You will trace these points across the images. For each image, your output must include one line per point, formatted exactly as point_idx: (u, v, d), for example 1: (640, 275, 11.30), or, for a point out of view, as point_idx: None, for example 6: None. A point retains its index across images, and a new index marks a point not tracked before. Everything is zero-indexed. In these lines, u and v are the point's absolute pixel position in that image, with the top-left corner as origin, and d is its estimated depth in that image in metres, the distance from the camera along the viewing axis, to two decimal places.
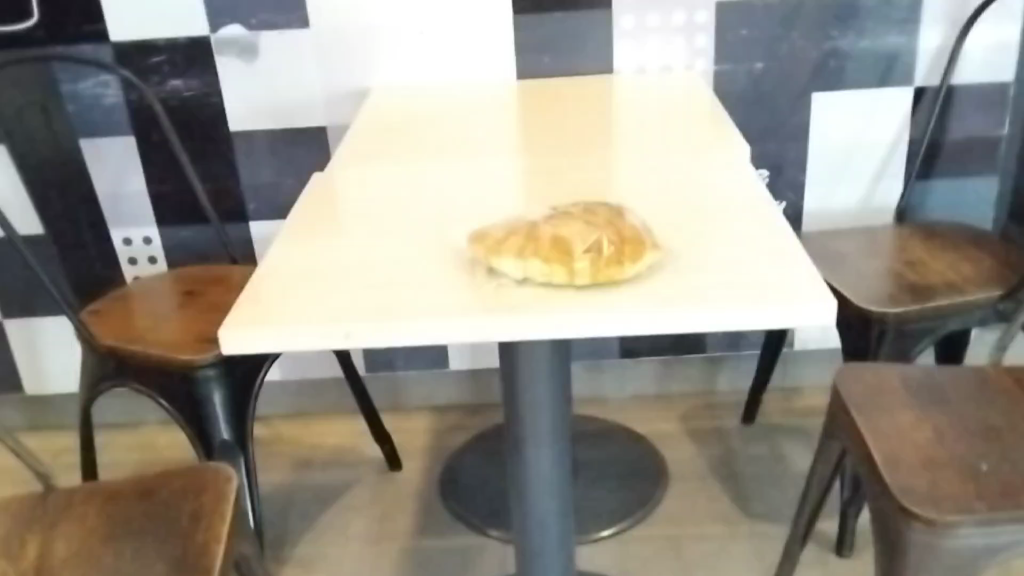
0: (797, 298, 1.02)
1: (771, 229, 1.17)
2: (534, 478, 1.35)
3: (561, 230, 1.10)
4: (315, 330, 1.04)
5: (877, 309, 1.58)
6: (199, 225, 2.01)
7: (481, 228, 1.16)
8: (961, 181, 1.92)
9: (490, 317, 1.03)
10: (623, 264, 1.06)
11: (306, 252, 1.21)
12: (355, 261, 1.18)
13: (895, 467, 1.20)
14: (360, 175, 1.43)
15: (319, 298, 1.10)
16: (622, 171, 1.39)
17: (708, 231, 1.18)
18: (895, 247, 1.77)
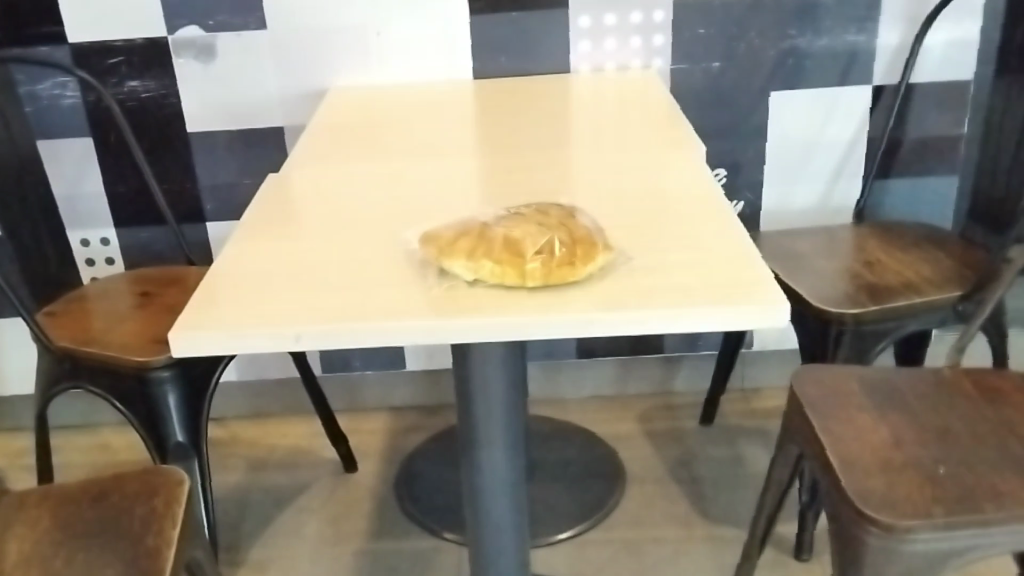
0: (750, 300, 1.02)
1: (725, 230, 1.17)
2: (486, 475, 1.36)
3: (514, 231, 1.09)
4: (262, 331, 1.02)
5: (836, 309, 1.58)
6: (155, 225, 1.99)
7: (433, 229, 1.15)
8: (920, 181, 1.93)
9: (441, 320, 1.01)
10: (576, 265, 1.05)
11: (256, 251, 1.18)
12: (306, 260, 1.16)
13: (853, 471, 1.20)
14: (314, 176, 1.41)
15: (267, 298, 1.08)
16: (578, 172, 1.39)
17: (663, 231, 1.18)
18: (854, 247, 1.78)
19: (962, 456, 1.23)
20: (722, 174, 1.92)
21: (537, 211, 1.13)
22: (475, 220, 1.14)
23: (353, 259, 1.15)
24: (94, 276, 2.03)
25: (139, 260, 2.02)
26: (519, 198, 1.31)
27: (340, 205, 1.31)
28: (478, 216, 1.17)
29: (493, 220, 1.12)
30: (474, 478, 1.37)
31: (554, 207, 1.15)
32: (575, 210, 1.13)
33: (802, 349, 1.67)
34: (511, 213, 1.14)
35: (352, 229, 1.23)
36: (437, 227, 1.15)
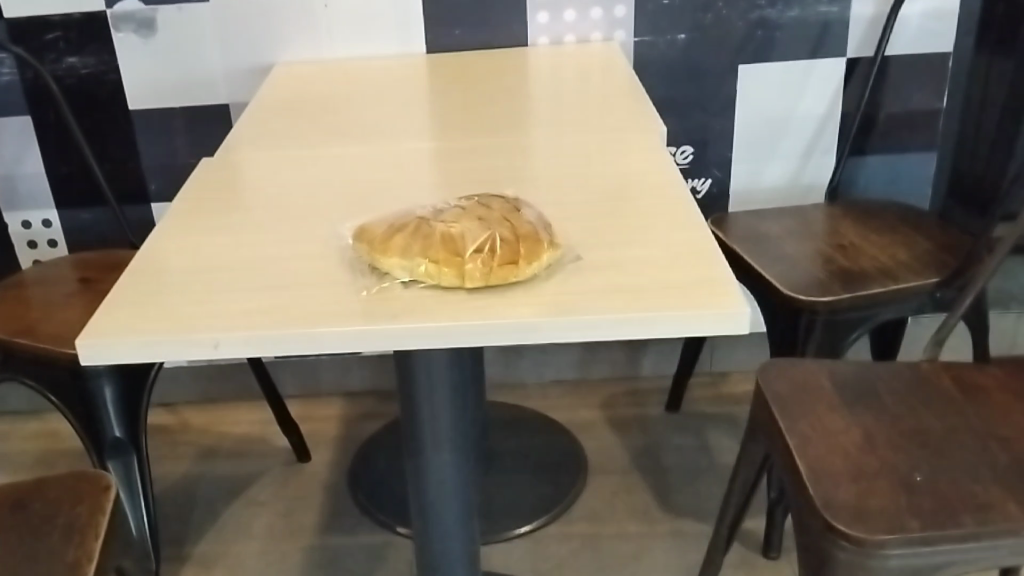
0: (706, 301, 0.94)
1: (683, 221, 1.09)
2: (435, 481, 1.34)
3: (453, 227, 1.01)
4: (177, 336, 0.93)
5: (807, 298, 1.52)
6: (97, 206, 1.90)
7: (369, 222, 1.07)
8: (899, 158, 1.86)
9: (370, 323, 0.93)
10: (520, 264, 0.97)
11: (178, 247, 1.09)
12: (232, 255, 1.07)
13: (824, 482, 1.16)
14: (253, 162, 1.32)
15: (186, 298, 0.99)
16: (531, 157, 1.31)
17: (617, 223, 1.10)
18: (827, 229, 1.71)
19: (937, 461, 1.19)
20: (690, 151, 1.84)
21: (480, 203, 1.05)
22: (414, 213, 1.05)
23: (283, 254, 1.07)
24: (35, 259, 1.94)
25: (80, 243, 1.92)
26: (466, 185, 1.23)
27: (275, 195, 1.22)
28: (419, 208, 1.09)
29: (432, 215, 1.04)
30: (423, 485, 1.34)
31: (500, 198, 1.07)
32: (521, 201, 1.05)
33: (773, 338, 1.61)
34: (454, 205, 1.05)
35: (286, 221, 1.15)
36: (374, 220, 1.07)
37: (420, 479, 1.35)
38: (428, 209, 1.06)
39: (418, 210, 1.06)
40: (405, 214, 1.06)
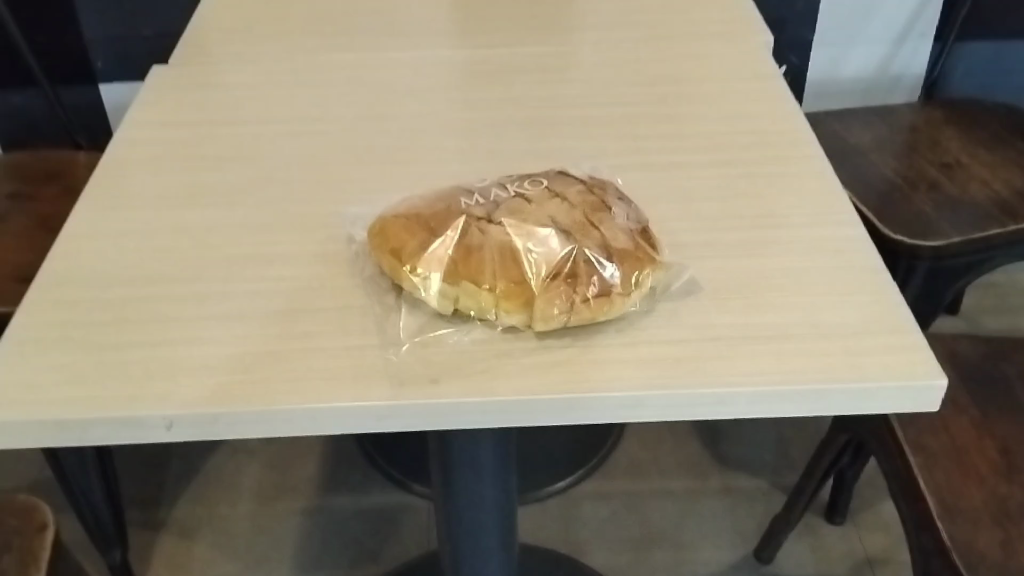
0: (875, 369, 0.65)
1: (820, 211, 0.79)
2: (468, 530, 1.14)
3: (517, 235, 0.70)
4: (113, 411, 0.63)
5: (908, 240, 1.23)
6: (30, 91, 1.56)
7: (391, 210, 0.77)
8: (997, 46, 1.56)
9: (397, 397, 0.64)
10: (612, 299, 0.68)
11: (116, 235, 0.79)
12: (198, 257, 0.77)
13: (957, 518, 0.92)
14: (232, 86, 1.01)
15: (128, 336, 0.69)
16: (594, 86, 1.00)
17: (730, 204, 0.81)
18: (924, 142, 1.40)
19: None
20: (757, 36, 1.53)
21: (551, 190, 0.74)
22: (455, 202, 0.74)
23: (273, 254, 0.77)
24: None
25: (24, 134, 1.61)
26: (515, 128, 0.93)
27: (259, 143, 0.91)
28: (458, 186, 0.78)
29: (483, 209, 0.73)
30: (454, 532, 1.15)
31: (575, 179, 0.76)
32: (607, 189, 0.75)
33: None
34: (513, 193, 0.75)
35: (273, 191, 0.84)
36: (397, 207, 0.77)
37: (449, 527, 1.15)
38: (473, 195, 0.75)
39: (461, 197, 0.75)
40: (440, 202, 0.75)
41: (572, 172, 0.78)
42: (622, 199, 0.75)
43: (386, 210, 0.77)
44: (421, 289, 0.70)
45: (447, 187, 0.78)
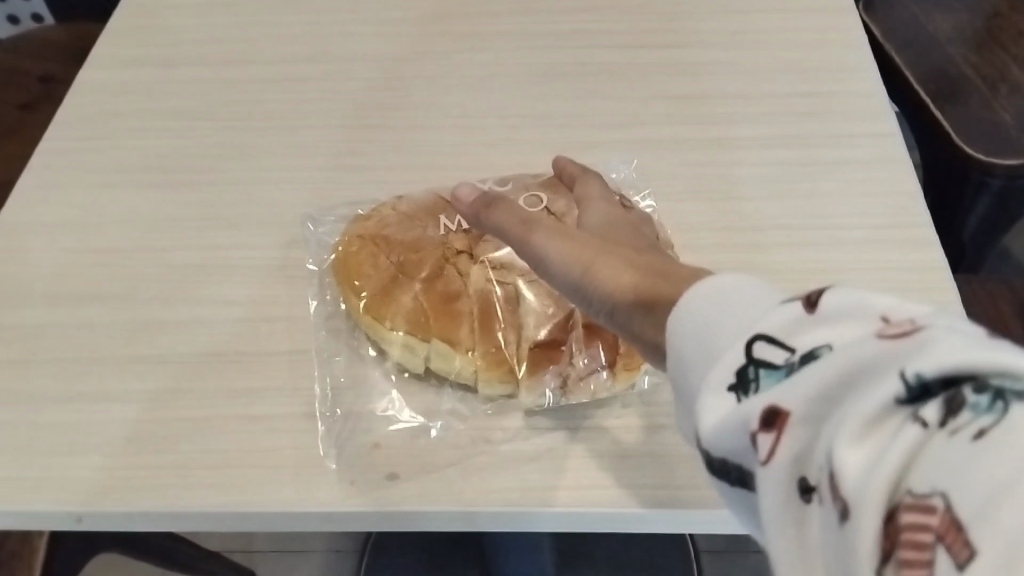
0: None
1: (891, 223, 0.64)
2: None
3: (503, 286, 0.58)
4: (8, 503, 0.55)
5: (979, 153, 0.89)
6: None
7: (357, 222, 0.63)
8: None
9: (345, 499, 0.53)
10: (617, 374, 0.56)
11: (56, 237, 0.68)
12: (144, 274, 0.65)
13: None
14: (228, 6, 0.87)
15: (47, 391, 0.60)
16: (653, 11, 0.84)
17: (792, 208, 0.65)
18: (1006, 31, 1.04)
19: None
20: None
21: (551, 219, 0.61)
22: (433, 226, 0.61)
23: (231, 271, 0.65)
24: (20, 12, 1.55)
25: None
26: (545, 76, 0.77)
27: (232, 96, 0.77)
28: (446, 193, 0.65)
29: (464, 242, 0.60)
30: None
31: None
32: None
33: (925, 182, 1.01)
34: (506, 220, 0.61)
35: (241, 175, 0.71)
36: (364, 219, 0.63)
37: None
38: (456, 217, 0.62)
39: (441, 217, 0.62)
40: (416, 222, 0.62)
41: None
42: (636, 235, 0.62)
43: (351, 221, 0.64)
44: (386, 340, 0.58)
45: (430, 194, 0.65)
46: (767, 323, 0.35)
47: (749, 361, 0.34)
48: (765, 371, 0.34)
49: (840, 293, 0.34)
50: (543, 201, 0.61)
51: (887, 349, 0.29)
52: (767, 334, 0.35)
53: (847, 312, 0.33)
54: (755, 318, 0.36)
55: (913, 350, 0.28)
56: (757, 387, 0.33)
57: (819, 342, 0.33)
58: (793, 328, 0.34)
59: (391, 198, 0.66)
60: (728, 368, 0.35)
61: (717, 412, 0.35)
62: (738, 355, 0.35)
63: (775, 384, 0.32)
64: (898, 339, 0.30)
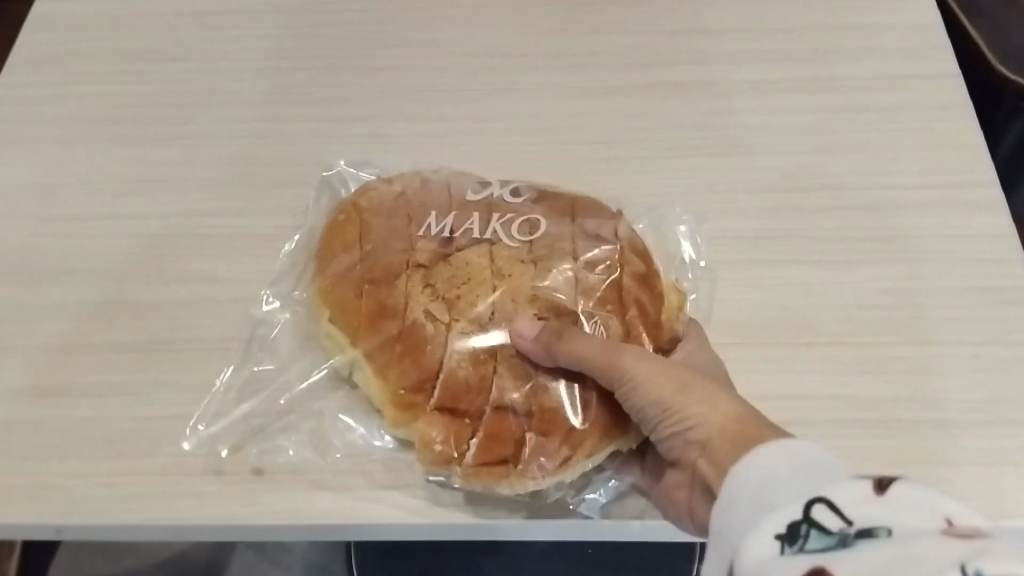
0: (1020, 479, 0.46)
1: (950, 181, 0.59)
2: None
3: (435, 323, 0.48)
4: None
5: (1016, 75, 0.78)
6: None
7: (364, 194, 0.55)
8: None
9: (339, 516, 0.47)
10: (514, 468, 0.46)
11: (25, 205, 0.61)
12: (117, 248, 0.59)
13: None
14: None
15: (7, 382, 0.53)
16: None
17: (835, 166, 0.60)
18: None
19: None
20: None
21: (531, 254, 0.51)
22: (419, 222, 0.52)
23: (214, 243, 0.59)
24: None
25: None
26: (558, 9, 0.70)
27: (215, 39, 0.70)
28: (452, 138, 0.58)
29: (430, 255, 0.51)
30: None
31: (596, 239, 0.52)
32: (623, 280, 0.51)
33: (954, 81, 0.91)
34: (486, 236, 0.52)
35: (227, 129, 0.65)
36: (369, 192, 0.55)
37: None
38: (444, 218, 0.52)
39: (431, 214, 0.53)
40: (407, 211, 0.53)
41: (603, 220, 0.53)
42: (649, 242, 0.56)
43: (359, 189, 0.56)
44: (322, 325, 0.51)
45: (445, 180, 0.55)
46: (833, 489, 0.34)
47: (802, 520, 0.34)
48: (816, 533, 0.33)
49: (911, 485, 0.33)
50: (533, 234, 0.52)
51: (947, 551, 0.29)
52: (829, 500, 0.34)
53: (915, 503, 0.32)
54: (818, 486, 0.36)
55: (978, 552, 0.28)
56: (804, 546, 0.32)
57: (880, 522, 0.32)
58: (850, 497, 0.33)
59: (413, 172, 0.57)
60: (779, 519, 0.34)
61: (752, 554, 0.34)
62: (794, 510, 0.34)
63: (822, 547, 0.32)
64: (959, 545, 0.29)
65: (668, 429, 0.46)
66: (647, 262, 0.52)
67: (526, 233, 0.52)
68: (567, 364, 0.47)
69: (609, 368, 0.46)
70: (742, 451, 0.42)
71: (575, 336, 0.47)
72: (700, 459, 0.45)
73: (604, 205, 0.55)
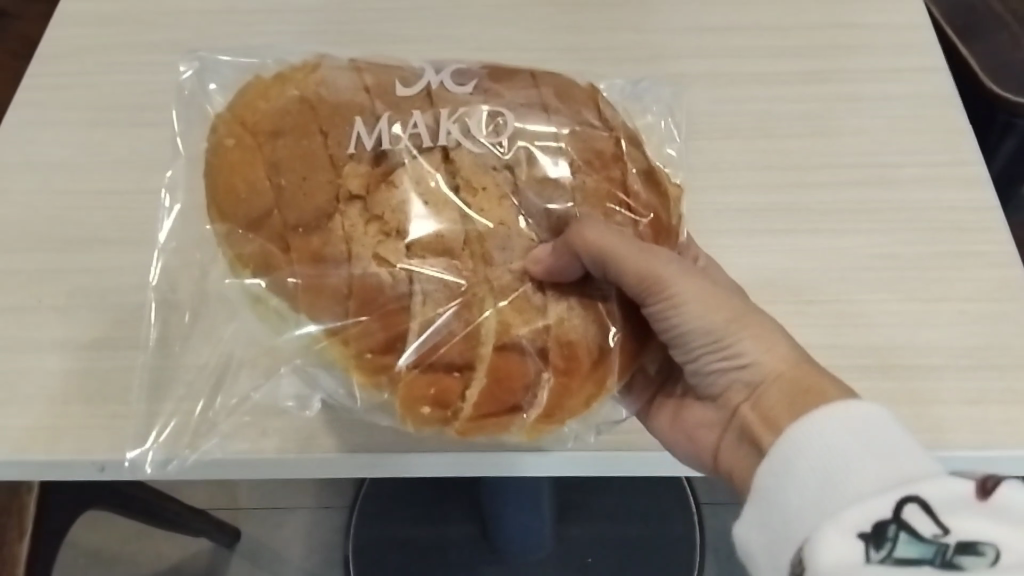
0: (993, 415, 0.50)
1: (940, 159, 0.62)
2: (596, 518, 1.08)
3: (392, 271, 0.44)
4: (12, 455, 0.52)
5: (1010, 92, 0.81)
6: None
7: (251, 103, 0.49)
8: None
9: (349, 446, 0.51)
10: (529, 418, 0.44)
11: (57, 173, 0.65)
12: (147, 219, 0.62)
13: None
14: None
15: (47, 338, 0.57)
16: None
17: (826, 149, 0.63)
18: None
19: None
20: None
21: (505, 159, 0.47)
22: (340, 134, 0.46)
23: None
24: None
25: None
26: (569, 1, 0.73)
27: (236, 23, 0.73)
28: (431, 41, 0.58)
29: (365, 181, 0.46)
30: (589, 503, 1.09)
31: (574, 130, 0.49)
32: (613, 175, 0.48)
33: None
34: (441, 143, 0.47)
35: None
36: (259, 98, 0.49)
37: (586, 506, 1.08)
38: (377, 123, 0.47)
39: (356, 120, 0.47)
40: (314, 122, 0.47)
41: (572, 109, 0.50)
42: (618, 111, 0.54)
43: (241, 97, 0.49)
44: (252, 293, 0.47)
45: (354, 76, 0.49)
46: (925, 486, 0.38)
47: (891, 518, 0.38)
48: (906, 537, 0.37)
49: (1011, 491, 0.38)
50: (492, 132, 0.48)
51: None
52: (920, 499, 0.38)
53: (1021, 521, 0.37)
54: (898, 472, 0.40)
55: None
56: (901, 550, 0.37)
57: (981, 538, 0.37)
58: (950, 501, 0.38)
59: (314, 61, 0.51)
60: (868, 512, 0.39)
61: (843, 542, 0.38)
62: (886, 503, 0.39)
63: (917, 558, 0.37)
64: None
65: (712, 354, 0.47)
66: (642, 155, 0.50)
67: (493, 130, 0.48)
68: (600, 265, 0.44)
69: (660, 284, 0.45)
70: (799, 402, 0.44)
71: (606, 237, 0.44)
72: (745, 401, 0.47)
73: (561, 82, 0.51)
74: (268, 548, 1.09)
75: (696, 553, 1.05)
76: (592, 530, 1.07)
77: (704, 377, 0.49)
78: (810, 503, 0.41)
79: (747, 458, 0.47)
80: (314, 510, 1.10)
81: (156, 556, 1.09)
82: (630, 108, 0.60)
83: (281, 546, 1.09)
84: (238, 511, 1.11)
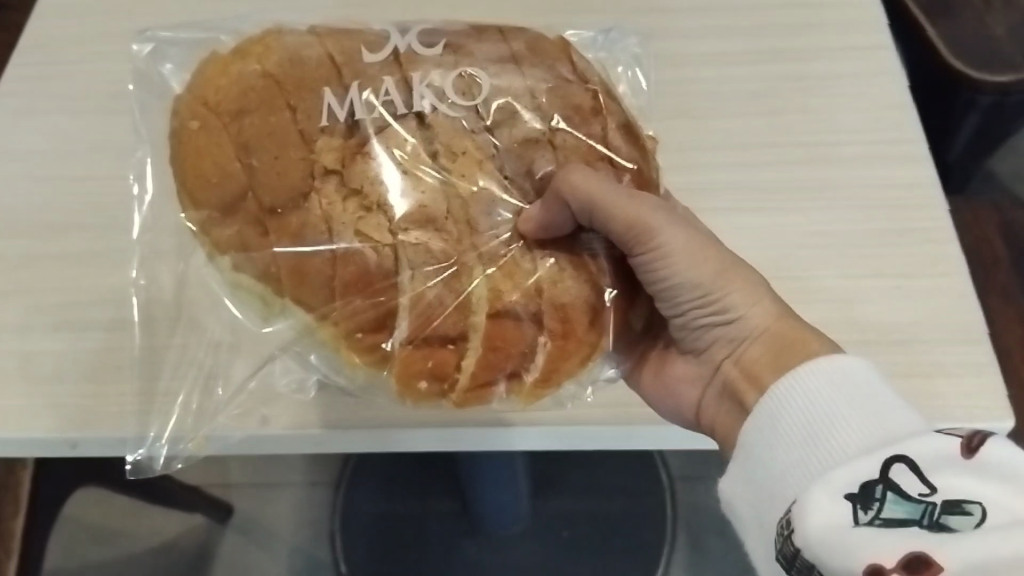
0: (946, 386, 0.53)
1: (883, 137, 0.65)
2: (578, 488, 1.13)
3: (376, 247, 0.45)
4: (12, 430, 0.53)
5: (971, 69, 0.83)
6: None
7: (210, 81, 0.50)
8: None
9: (327, 424, 0.53)
10: (526, 383, 0.46)
11: (32, 153, 0.65)
12: (123, 202, 0.62)
13: None
14: None
15: (35, 315, 0.58)
16: None
17: (785, 141, 0.65)
18: None
19: None
20: None
21: (483, 122, 0.49)
22: (309, 108, 0.48)
23: None
24: None
25: None
26: None
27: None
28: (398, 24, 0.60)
29: (338, 154, 0.47)
30: (569, 476, 1.14)
31: (550, 87, 0.50)
32: (593, 131, 0.50)
33: (912, 75, 0.96)
34: (415, 110, 0.48)
35: None
36: (218, 76, 0.50)
37: (564, 486, 1.14)
38: (347, 93, 0.48)
39: (325, 92, 0.48)
40: (280, 97, 0.48)
41: (544, 64, 0.51)
42: (586, 61, 0.56)
43: (198, 75, 0.51)
44: (240, 281, 0.48)
45: (314, 43, 0.50)
46: (911, 445, 0.39)
47: (879, 479, 0.39)
48: (893, 498, 0.38)
49: (998, 443, 0.38)
50: (472, 94, 0.49)
51: None
52: (908, 459, 0.39)
53: (1007, 474, 0.38)
54: (887, 436, 0.41)
55: None
56: (883, 512, 0.38)
57: (965, 497, 0.38)
58: (937, 460, 0.38)
59: (273, 33, 0.52)
60: (853, 477, 0.39)
61: (827, 508, 0.39)
62: (873, 466, 0.39)
63: (906, 517, 0.38)
64: None
65: (697, 308, 0.50)
66: (617, 108, 0.52)
67: (465, 93, 0.49)
68: (584, 208, 0.46)
69: (649, 236, 0.47)
70: (786, 358, 0.47)
71: (595, 184, 0.46)
72: (730, 357, 0.50)
73: (528, 35, 0.53)
74: (263, 523, 1.12)
75: (671, 522, 1.10)
76: (572, 506, 1.12)
77: (693, 329, 0.51)
78: (801, 468, 0.43)
79: (727, 413, 0.50)
80: (303, 486, 1.14)
81: (152, 531, 1.13)
82: (602, 60, 0.60)
83: (272, 522, 1.12)
84: (230, 488, 1.14)
